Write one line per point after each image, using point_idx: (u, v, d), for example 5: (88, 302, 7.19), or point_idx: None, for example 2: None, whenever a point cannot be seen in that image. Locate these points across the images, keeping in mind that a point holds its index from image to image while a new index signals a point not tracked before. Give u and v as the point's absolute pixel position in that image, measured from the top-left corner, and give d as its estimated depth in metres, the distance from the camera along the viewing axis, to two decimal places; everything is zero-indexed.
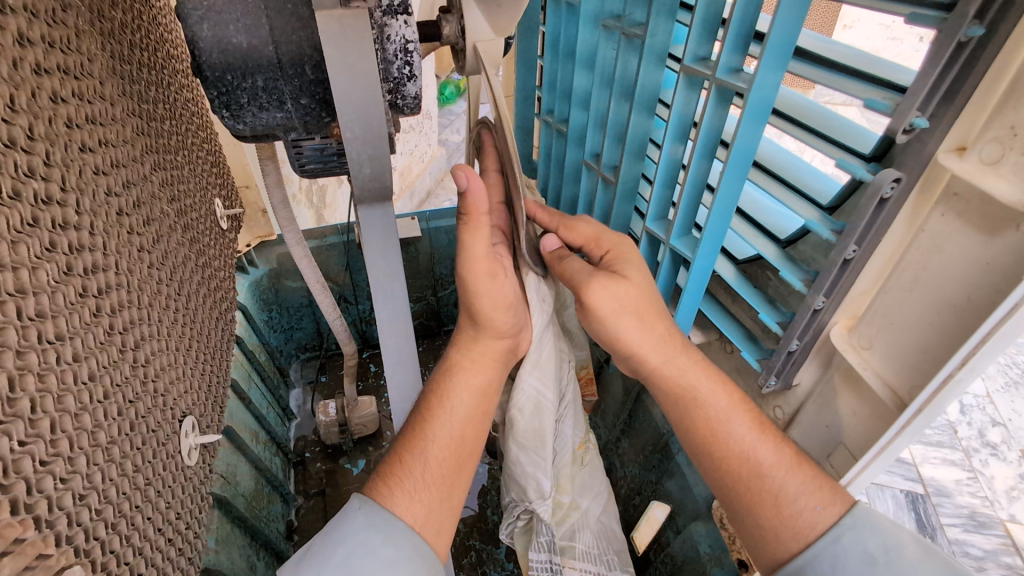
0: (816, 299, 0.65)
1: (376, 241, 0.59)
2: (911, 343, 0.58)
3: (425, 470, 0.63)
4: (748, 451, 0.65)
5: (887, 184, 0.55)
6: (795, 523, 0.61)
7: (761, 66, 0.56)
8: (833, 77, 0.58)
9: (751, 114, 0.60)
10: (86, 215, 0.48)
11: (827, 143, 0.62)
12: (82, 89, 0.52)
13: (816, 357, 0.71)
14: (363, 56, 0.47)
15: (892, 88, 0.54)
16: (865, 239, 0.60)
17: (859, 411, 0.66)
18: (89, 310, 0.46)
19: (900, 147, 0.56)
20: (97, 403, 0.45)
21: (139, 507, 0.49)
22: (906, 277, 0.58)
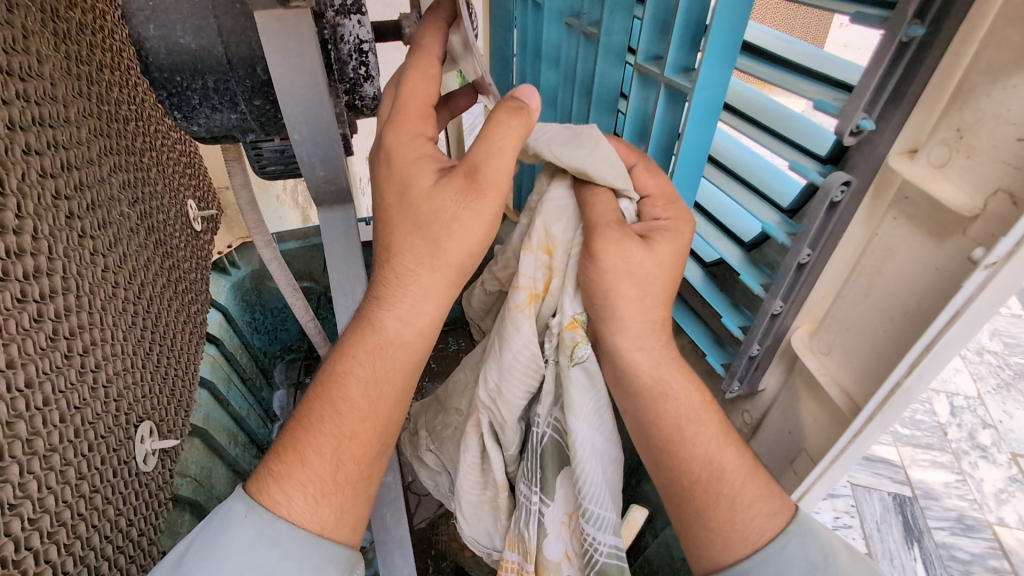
0: (773, 304, 0.66)
1: (338, 245, 0.60)
2: (868, 349, 0.58)
3: (336, 431, 0.50)
4: (712, 455, 0.53)
5: (835, 187, 0.56)
6: (743, 530, 0.52)
7: (704, 63, 0.58)
8: (788, 78, 0.63)
9: (696, 111, 0.62)
10: (27, 219, 0.47)
11: (790, 147, 0.66)
12: (30, 91, 0.51)
13: (782, 360, 0.71)
14: (306, 57, 0.46)
15: (842, 88, 0.56)
16: (819, 243, 0.61)
17: (819, 418, 0.65)
18: (29, 316, 0.46)
19: (851, 151, 0.57)
20: (35, 410, 0.44)
21: (82, 515, 0.48)
22: (861, 282, 0.58)
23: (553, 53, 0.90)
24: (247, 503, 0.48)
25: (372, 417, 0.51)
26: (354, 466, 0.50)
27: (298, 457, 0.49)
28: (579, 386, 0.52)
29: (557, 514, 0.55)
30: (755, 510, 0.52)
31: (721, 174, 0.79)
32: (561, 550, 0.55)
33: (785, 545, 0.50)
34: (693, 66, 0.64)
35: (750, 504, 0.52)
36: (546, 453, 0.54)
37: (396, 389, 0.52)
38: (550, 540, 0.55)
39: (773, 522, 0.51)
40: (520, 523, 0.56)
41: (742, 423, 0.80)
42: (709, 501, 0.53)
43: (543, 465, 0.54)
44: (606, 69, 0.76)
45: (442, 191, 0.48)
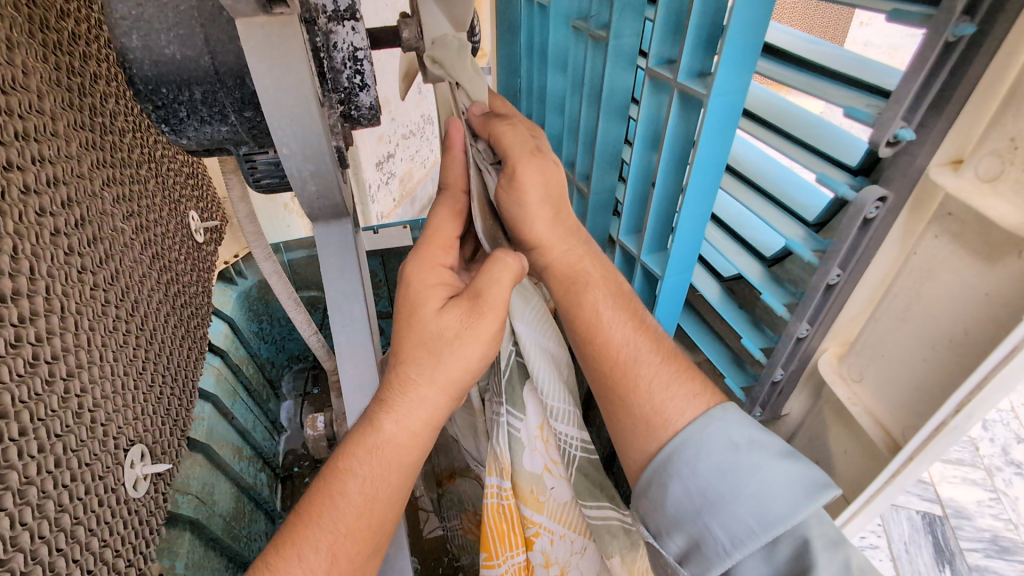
0: (799, 326, 0.63)
1: (333, 261, 0.58)
2: (904, 378, 0.55)
3: (335, 523, 0.53)
4: (629, 339, 0.62)
5: (869, 203, 0.53)
6: (664, 409, 0.59)
7: (719, 68, 0.54)
8: (812, 81, 0.59)
9: (713, 119, 0.58)
10: (7, 238, 0.45)
11: (817, 158, 0.61)
12: (13, 104, 0.49)
13: (806, 386, 0.69)
14: (295, 67, 0.43)
15: (877, 93, 0.52)
16: (850, 262, 0.58)
17: (850, 449, 0.62)
18: (5, 341, 0.43)
19: (886, 161, 0.54)
20: (9, 441, 0.42)
21: (62, 549, 0.46)
22: (897, 305, 0.55)
23: (560, 58, 0.87)
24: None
25: (367, 517, 0.54)
26: (349, 563, 0.52)
27: (296, 555, 0.51)
28: (533, 312, 0.68)
29: (531, 426, 0.68)
30: (674, 391, 0.60)
31: (740, 184, 0.75)
32: (540, 459, 0.67)
33: (703, 427, 0.57)
34: (707, 74, 0.60)
35: (665, 382, 0.60)
36: (513, 372, 0.67)
37: (393, 488, 0.55)
38: (529, 450, 0.67)
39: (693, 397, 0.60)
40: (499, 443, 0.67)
41: None
42: (629, 384, 0.61)
43: (513, 387, 0.67)
44: (616, 74, 0.72)
45: (448, 312, 0.56)
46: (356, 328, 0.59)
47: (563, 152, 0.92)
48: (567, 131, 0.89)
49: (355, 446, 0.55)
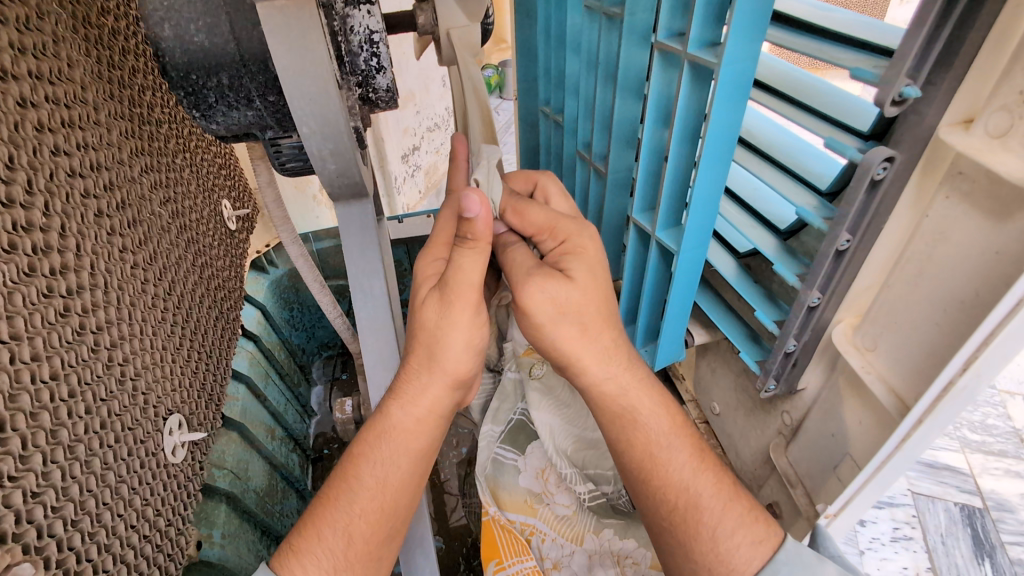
0: (810, 295, 0.62)
1: (355, 239, 0.60)
2: (916, 344, 0.55)
3: (348, 510, 0.57)
4: (688, 481, 0.59)
5: (876, 163, 0.51)
6: (727, 563, 0.56)
7: (729, 37, 0.54)
8: (822, 47, 0.57)
9: (723, 91, 0.57)
10: (55, 217, 0.49)
11: (831, 126, 0.60)
12: (59, 94, 0.53)
13: (822, 359, 0.67)
14: (311, 47, 0.45)
15: (881, 54, 0.51)
16: (860, 228, 0.57)
17: (864, 420, 0.62)
18: (56, 310, 0.47)
19: (898, 121, 0.53)
20: (61, 401, 0.46)
21: (108, 503, 0.50)
22: (910, 269, 0.56)
23: (577, 44, 0.88)
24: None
25: (379, 501, 0.57)
26: (362, 545, 0.57)
27: (316, 535, 0.56)
28: (545, 404, 0.87)
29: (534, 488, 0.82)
30: (738, 540, 0.56)
31: (755, 158, 0.74)
32: (539, 484, 0.83)
33: None
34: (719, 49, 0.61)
35: (734, 531, 0.57)
36: (515, 430, 0.88)
37: (401, 471, 0.59)
38: (527, 478, 0.83)
39: (762, 550, 0.56)
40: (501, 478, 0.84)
41: (783, 424, 0.76)
42: (692, 530, 0.58)
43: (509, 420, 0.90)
44: (629, 52, 0.73)
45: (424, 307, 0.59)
46: (374, 302, 0.62)
47: (579, 134, 0.92)
48: (582, 113, 0.90)
49: (379, 425, 0.60)
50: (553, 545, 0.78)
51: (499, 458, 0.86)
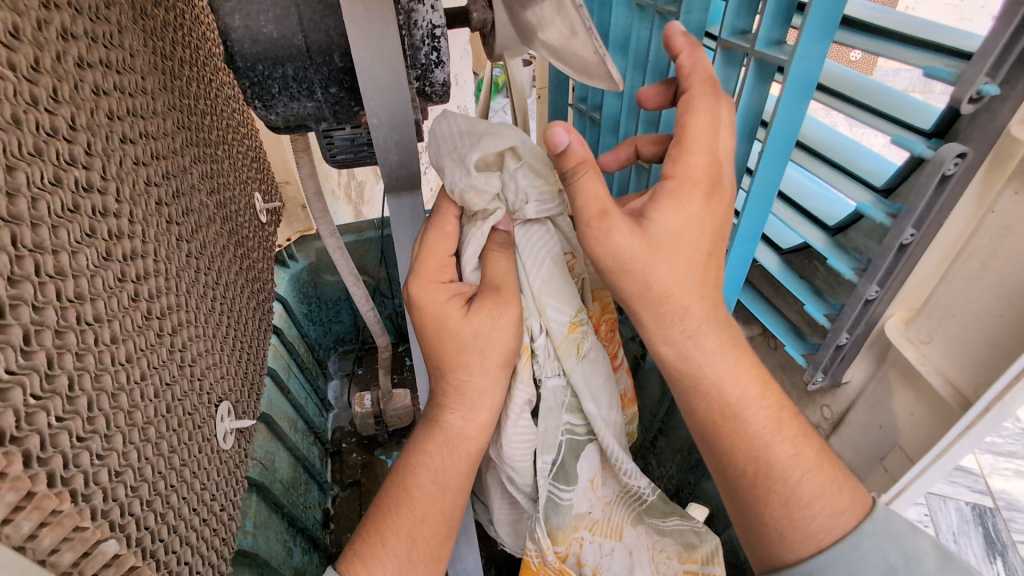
0: (868, 288, 0.62)
1: (405, 232, 0.62)
2: (977, 336, 0.55)
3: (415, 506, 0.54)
4: (762, 447, 0.51)
5: (949, 158, 0.51)
6: (807, 527, 0.50)
7: (801, 39, 0.54)
8: (876, 43, 0.56)
9: (792, 90, 0.58)
10: (125, 203, 0.50)
11: (881, 119, 0.59)
12: (124, 82, 0.54)
13: (869, 352, 0.68)
14: (387, 39, 0.46)
15: (954, 54, 0.50)
16: (924, 222, 0.57)
17: (917, 412, 0.62)
18: (127, 295, 0.48)
19: (965, 121, 0.52)
20: (134, 384, 0.46)
21: (174, 486, 0.50)
22: (972, 264, 0.55)
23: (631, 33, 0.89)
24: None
25: (441, 503, 0.55)
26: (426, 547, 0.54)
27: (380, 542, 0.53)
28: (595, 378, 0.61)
29: (584, 477, 0.63)
30: (817, 510, 0.50)
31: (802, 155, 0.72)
32: (586, 498, 0.63)
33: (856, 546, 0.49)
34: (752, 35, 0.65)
35: (810, 503, 0.50)
36: (568, 457, 0.61)
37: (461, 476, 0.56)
38: (579, 498, 0.62)
39: (847, 522, 0.50)
40: (551, 510, 0.61)
41: (821, 419, 0.77)
42: (769, 483, 0.51)
43: (545, 428, 0.60)
44: None
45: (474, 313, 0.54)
46: None
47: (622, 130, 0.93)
48: (625, 111, 0.91)
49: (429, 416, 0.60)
50: (600, 552, 0.63)
51: (550, 493, 0.61)
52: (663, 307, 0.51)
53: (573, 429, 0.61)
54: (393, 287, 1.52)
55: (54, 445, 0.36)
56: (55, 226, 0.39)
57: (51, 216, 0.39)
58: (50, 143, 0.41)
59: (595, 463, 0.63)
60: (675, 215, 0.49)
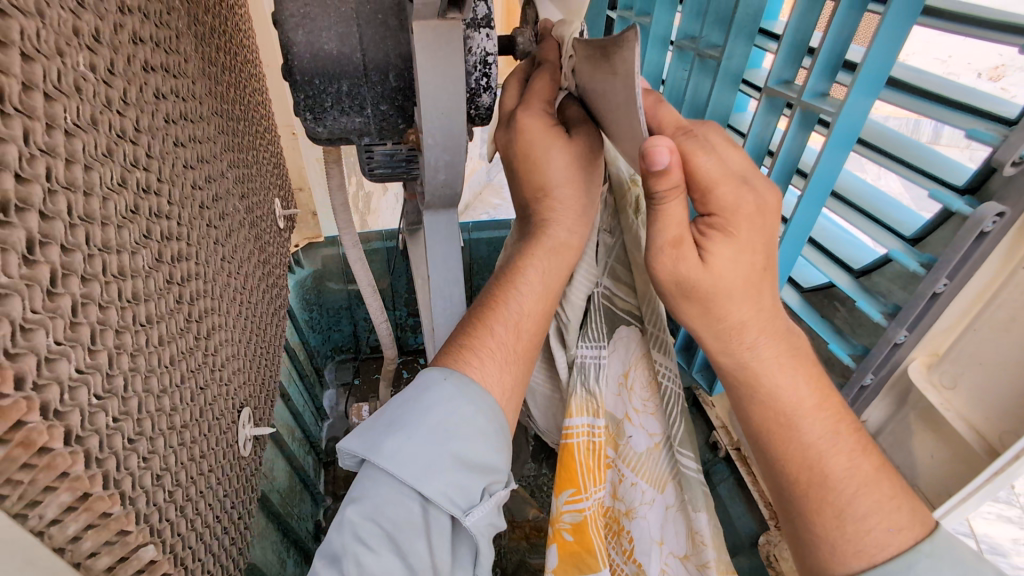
0: (897, 333, 0.58)
1: (439, 248, 0.61)
2: (1005, 390, 0.50)
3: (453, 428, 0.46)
4: (815, 453, 0.48)
5: (988, 218, 0.49)
6: (860, 541, 0.46)
7: (851, 94, 0.54)
8: (923, 104, 0.56)
9: (835, 142, 0.58)
10: (175, 206, 0.50)
11: (917, 173, 0.58)
12: (179, 86, 0.55)
13: (890, 396, 0.62)
14: (451, 65, 0.47)
15: (994, 118, 0.50)
16: (958, 273, 0.53)
17: (939, 455, 0.57)
18: (174, 297, 0.48)
19: (1000, 181, 0.50)
20: (175, 387, 0.46)
21: (202, 492, 0.50)
22: (1001, 316, 0.51)
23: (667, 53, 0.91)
24: (445, 370, 0.49)
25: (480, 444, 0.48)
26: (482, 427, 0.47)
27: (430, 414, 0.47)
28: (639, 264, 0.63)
29: (615, 372, 0.61)
30: (874, 521, 0.46)
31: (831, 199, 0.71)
32: (621, 405, 0.61)
33: (912, 564, 0.44)
34: (795, 83, 0.65)
35: (867, 514, 0.46)
36: (601, 315, 0.61)
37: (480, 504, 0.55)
38: (610, 393, 0.61)
39: (906, 537, 0.46)
40: (581, 386, 0.59)
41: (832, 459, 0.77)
42: (821, 493, 0.47)
43: (600, 326, 0.61)
44: (722, 93, 0.74)
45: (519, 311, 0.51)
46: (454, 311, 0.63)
47: None
48: None
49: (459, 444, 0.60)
50: (635, 491, 0.59)
51: (580, 363, 0.59)
52: (721, 324, 0.51)
53: (631, 320, 0.63)
54: (397, 298, 1.52)
55: (109, 446, 0.36)
56: (120, 226, 0.40)
57: (118, 217, 0.39)
58: (119, 144, 0.41)
59: (643, 383, 0.61)
60: (734, 255, 0.48)
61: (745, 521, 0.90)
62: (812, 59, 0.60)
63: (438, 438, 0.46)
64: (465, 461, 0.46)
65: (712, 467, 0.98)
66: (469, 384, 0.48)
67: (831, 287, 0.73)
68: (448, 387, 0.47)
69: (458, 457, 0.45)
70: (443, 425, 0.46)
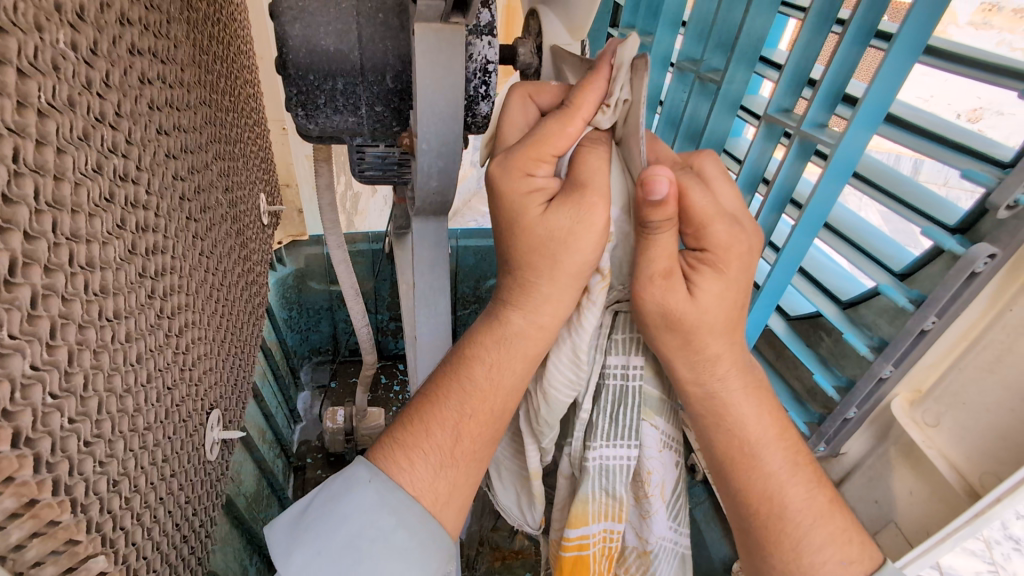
0: (883, 367, 0.58)
1: (426, 255, 0.59)
2: (987, 430, 0.50)
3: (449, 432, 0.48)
4: (775, 489, 0.48)
5: (980, 258, 0.49)
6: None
7: (851, 127, 0.55)
8: (920, 142, 0.56)
9: (831, 174, 0.58)
10: (153, 197, 0.48)
11: (910, 211, 0.59)
12: (166, 73, 0.53)
13: (872, 427, 0.63)
14: (451, 69, 0.46)
15: (990, 160, 0.50)
16: (948, 311, 0.53)
17: (917, 490, 0.56)
18: (145, 292, 0.45)
19: (991, 223, 0.50)
20: (140, 386, 0.44)
21: (162, 499, 0.48)
22: (986, 356, 0.51)
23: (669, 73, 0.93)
24: (372, 468, 0.47)
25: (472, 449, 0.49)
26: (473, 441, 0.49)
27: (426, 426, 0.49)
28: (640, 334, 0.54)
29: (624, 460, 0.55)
30: (826, 555, 0.47)
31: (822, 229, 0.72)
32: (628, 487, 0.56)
33: None
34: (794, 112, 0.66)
35: (820, 547, 0.47)
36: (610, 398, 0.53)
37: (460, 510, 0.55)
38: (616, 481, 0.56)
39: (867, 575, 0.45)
40: (598, 488, 0.53)
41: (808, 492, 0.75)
42: (780, 529, 0.48)
43: (619, 412, 0.53)
44: (720, 117, 0.75)
45: (504, 326, 0.50)
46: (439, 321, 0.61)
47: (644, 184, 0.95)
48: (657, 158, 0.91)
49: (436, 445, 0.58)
50: (624, 550, 0.60)
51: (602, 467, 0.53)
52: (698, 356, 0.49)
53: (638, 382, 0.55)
54: (379, 302, 1.49)
55: (62, 449, 0.34)
56: (92, 214, 0.38)
57: (89, 203, 0.37)
58: (97, 129, 0.39)
59: (641, 455, 0.57)
60: (722, 290, 0.47)
61: (719, 546, 0.89)
62: (813, 90, 0.60)
63: (348, 558, 0.44)
64: None
65: (689, 490, 0.97)
66: (394, 490, 0.46)
67: (817, 316, 0.74)
68: (369, 493, 0.46)
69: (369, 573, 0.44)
70: (356, 538, 0.45)
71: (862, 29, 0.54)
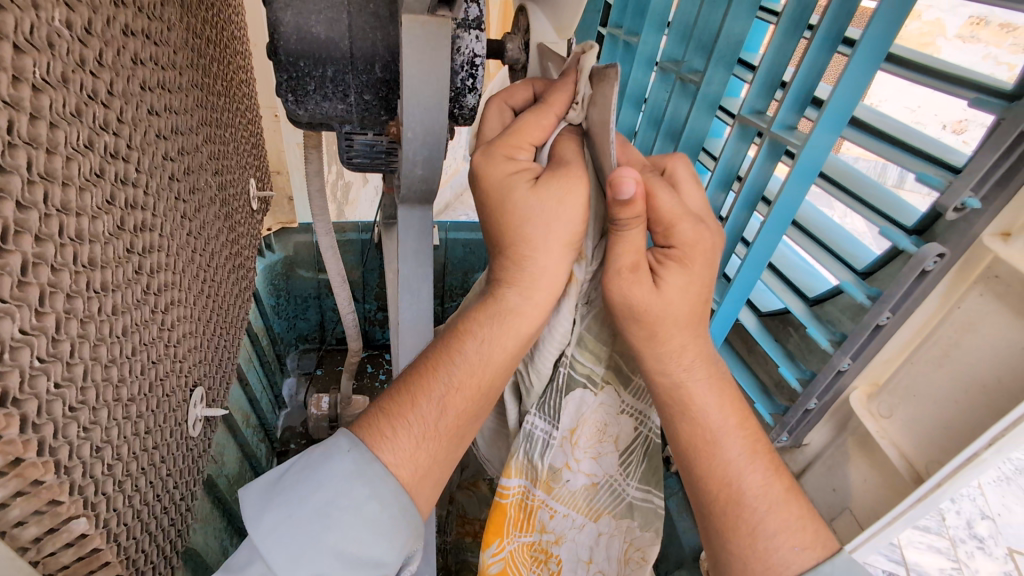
0: (841, 360, 0.61)
1: (411, 243, 0.61)
2: (932, 420, 0.53)
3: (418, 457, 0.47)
4: (732, 474, 0.50)
5: (929, 257, 0.52)
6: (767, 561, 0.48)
7: (816, 128, 0.57)
8: (884, 147, 0.58)
9: (798, 173, 0.60)
10: (143, 175, 0.49)
11: (872, 212, 0.61)
12: (159, 55, 0.54)
13: (831, 419, 0.66)
14: (437, 61, 0.48)
15: (943, 164, 0.52)
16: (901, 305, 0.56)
17: (871, 479, 0.59)
18: (132, 267, 0.47)
19: (946, 224, 0.53)
20: (125, 357, 0.45)
21: (144, 469, 0.49)
22: (934, 351, 0.54)
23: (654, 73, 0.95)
24: (353, 440, 0.46)
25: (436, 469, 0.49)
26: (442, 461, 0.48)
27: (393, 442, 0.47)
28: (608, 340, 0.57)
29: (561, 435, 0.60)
30: (781, 542, 0.48)
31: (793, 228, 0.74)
32: (561, 456, 0.60)
33: None
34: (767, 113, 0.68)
35: (778, 532, 0.48)
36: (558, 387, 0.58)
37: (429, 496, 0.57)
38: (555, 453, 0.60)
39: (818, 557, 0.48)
40: (524, 451, 0.60)
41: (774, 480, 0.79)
42: (734, 514, 0.49)
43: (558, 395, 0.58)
44: (698, 118, 0.77)
45: (481, 310, 0.52)
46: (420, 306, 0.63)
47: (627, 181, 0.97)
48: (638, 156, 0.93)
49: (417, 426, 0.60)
50: (565, 521, 0.61)
51: (527, 431, 0.59)
52: (662, 348, 0.52)
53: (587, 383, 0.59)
54: (367, 292, 1.50)
55: (48, 412, 0.35)
56: (82, 188, 0.39)
57: (80, 178, 0.38)
58: (89, 106, 0.40)
59: (591, 434, 0.60)
60: (685, 284, 0.50)
61: (690, 536, 0.91)
62: (784, 92, 0.62)
63: (314, 534, 0.43)
64: (347, 560, 0.43)
65: (663, 481, 1.00)
66: (375, 462, 0.45)
67: (786, 312, 0.76)
68: (347, 463, 0.44)
69: (337, 553, 0.43)
70: (327, 506, 0.44)
71: (829, 36, 0.57)
